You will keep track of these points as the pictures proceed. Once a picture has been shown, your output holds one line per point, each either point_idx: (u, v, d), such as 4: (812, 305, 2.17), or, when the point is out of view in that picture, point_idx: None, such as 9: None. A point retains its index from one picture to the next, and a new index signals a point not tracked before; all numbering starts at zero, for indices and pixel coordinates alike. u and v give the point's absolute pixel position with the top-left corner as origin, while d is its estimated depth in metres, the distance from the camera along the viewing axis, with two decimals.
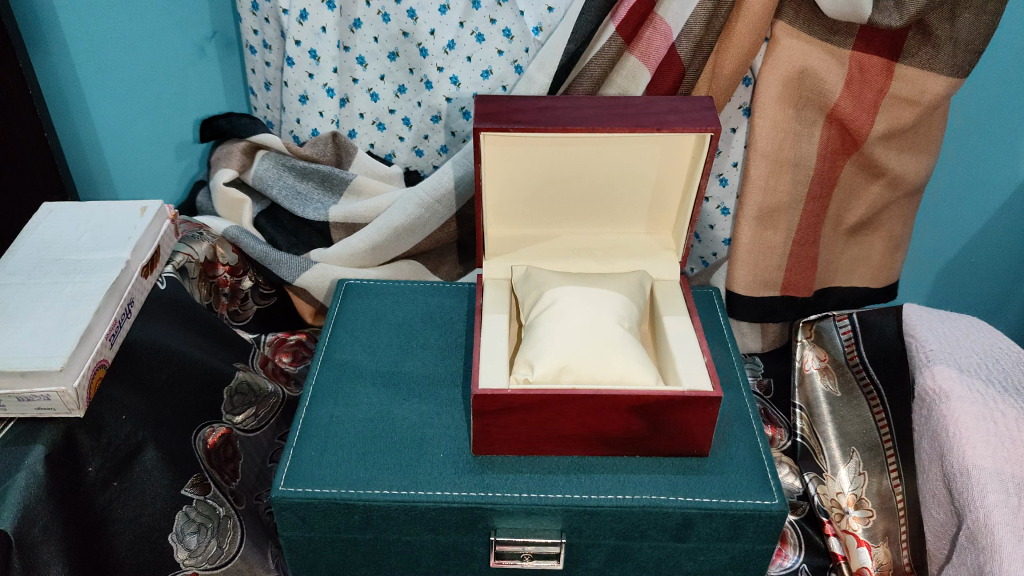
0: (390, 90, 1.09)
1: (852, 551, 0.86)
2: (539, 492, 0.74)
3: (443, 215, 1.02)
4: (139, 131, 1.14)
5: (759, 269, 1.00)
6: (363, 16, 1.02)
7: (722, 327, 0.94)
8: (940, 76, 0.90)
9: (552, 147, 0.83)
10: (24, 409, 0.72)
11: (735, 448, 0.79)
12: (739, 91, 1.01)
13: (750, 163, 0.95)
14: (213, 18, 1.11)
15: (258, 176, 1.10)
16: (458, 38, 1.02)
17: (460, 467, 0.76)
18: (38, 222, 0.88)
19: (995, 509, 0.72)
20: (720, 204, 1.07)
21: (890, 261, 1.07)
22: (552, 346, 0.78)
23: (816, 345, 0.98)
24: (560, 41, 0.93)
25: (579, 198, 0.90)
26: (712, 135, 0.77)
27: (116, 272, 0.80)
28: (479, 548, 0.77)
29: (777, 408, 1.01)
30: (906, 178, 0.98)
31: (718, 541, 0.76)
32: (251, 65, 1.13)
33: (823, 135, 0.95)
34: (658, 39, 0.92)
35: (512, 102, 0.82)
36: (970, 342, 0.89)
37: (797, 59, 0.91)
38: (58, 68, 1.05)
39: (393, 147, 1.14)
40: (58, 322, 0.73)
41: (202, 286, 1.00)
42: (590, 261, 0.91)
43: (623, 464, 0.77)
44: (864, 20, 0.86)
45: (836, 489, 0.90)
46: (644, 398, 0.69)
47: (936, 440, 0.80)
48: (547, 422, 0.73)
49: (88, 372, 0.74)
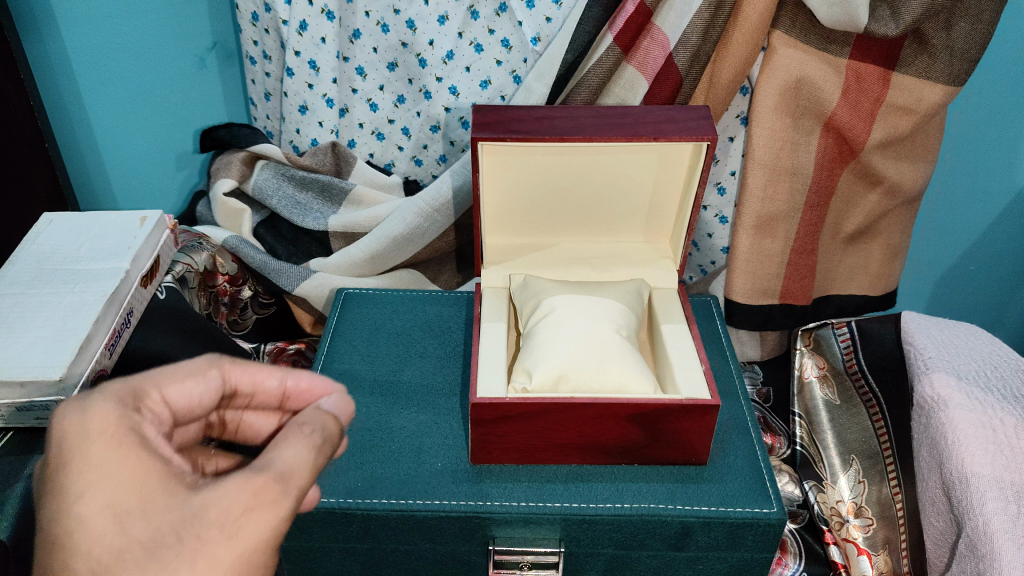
0: (389, 100, 1.10)
1: (852, 559, 0.85)
2: (538, 501, 0.73)
3: (441, 224, 1.03)
4: (140, 140, 1.15)
5: (758, 277, 1.01)
6: (362, 27, 1.03)
7: (722, 336, 0.95)
8: (936, 84, 0.90)
9: (551, 159, 0.84)
10: (24, 418, 0.72)
11: (734, 456, 0.79)
12: (738, 100, 1.02)
13: (748, 172, 0.96)
14: (214, 29, 1.10)
15: (258, 186, 1.10)
16: (457, 48, 1.02)
17: (459, 477, 0.76)
18: (38, 233, 0.88)
19: (995, 516, 0.72)
20: (718, 212, 1.08)
21: (888, 269, 1.07)
22: (552, 354, 0.79)
23: (816, 353, 0.98)
24: (559, 51, 0.93)
25: (578, 208, 0.90)
26: (709, 143, 0.77)
27: (116, 282, 0.80)
28: (479, 558, 0.78)
29: (776, 417, 1.01)
30: (904, 186, 0.99)
31: (718, 550, 0.75)
32: (251, 75, 1.12)
33: (821, 143, 0.96)
34: (656, 49, 0.93)
35: (510, 111, 0.82)
36: (969, 349, 0.89)
37: (795, 68, 0.91)
38: (59, 79, 1.07)
39: (393, 156, 1.15)
40: (57, 332, 0.73)
41: (202, 295, 1.00)
42: (589, 269, 0.91)
43: (621, 472, 0.77)
44: (862, 29, 0.86)
45: (835, 497, 0.90)
46: (641, 407, 0.69)
47: (936, 448, 0.80)
48: (546, 431, 0.72)
49: (88, 380, 0.73)
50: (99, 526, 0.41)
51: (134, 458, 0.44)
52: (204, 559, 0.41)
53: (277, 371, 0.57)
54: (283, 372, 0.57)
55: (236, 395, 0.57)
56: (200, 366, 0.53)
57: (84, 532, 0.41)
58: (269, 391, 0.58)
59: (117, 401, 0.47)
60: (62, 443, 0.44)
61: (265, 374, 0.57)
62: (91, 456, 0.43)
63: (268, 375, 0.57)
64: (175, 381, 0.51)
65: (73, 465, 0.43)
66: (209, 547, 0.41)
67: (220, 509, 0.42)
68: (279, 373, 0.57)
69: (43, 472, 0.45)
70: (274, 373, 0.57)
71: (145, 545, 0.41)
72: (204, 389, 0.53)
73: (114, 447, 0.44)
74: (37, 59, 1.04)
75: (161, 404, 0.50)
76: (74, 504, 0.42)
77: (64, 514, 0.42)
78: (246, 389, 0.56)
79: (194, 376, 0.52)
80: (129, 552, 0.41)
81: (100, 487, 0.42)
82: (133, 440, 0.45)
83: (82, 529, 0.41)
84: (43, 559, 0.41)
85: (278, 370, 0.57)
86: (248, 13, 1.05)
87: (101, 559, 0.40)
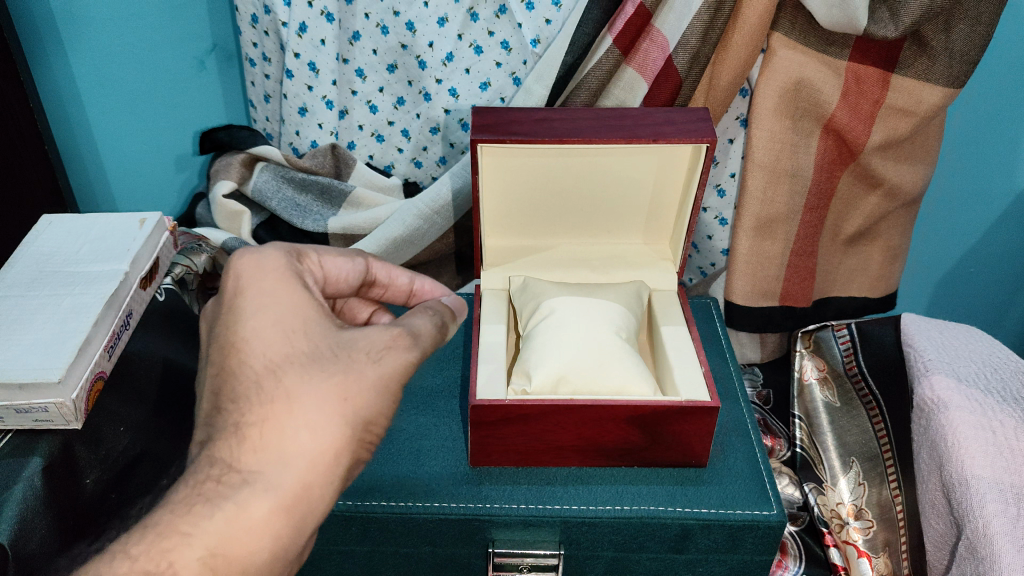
0: (389, 102, 1.10)
1: (853, 561, 0.85)
2: (539, 503, 0.73)
3: (441, 225, 1.03)
4: (140, 141, 1.15)
5: (759, 279, 1.01)
6: (362, 29, 1.03)
7: (722, 338, 0.95)
8: (936, 86, 0.90)
9: (551, 161, 0.83)
10: (23, 420, 0.72)
11: (734, 458, 0.79)
12: (738, 101, 1.02)
13: (748, 174, 0.96)
14: (213, 31, 1.10)
15: (258, 188, 1.09)
16: (457, 50, 1.02)
17: (459, 478, 0.76)
18: (37, 234, 0.87)
19: (995, 519, 0.72)
20: (718, 214, 1.08)
21: (888, 271, 1.07)
22: (552, 356, 0.79)
23: (816, 355, 0.98)
24: (558, 53, 0.93)
25: (577, 210, 0.90)
26: (709, 145, 0.77)
27: (115, 283, 0.80)
28: (478, 560, 0.78)
29: (776, 419, 1.02)
30: (904, 188, 0.98)
31: (718, 552, 0.75)
32: (250, 77, 1.12)
33: (821, 145, 0.96)
34: (655, 51, 0.93)
35: (509, 113, 0.82)
36: (968, 351, 0.89)
37: (795, 70, 0.91)
38: (59, 81, 1.07)
39: (393, 158, 1.15)
40: (57, 334, 0.73)
41: (201, 297, 1.00)
42: (589, 272, 0.91)
43: (621, 474, 0.76)
44: (861, 31, 0.86)
45: (835, 499, 0.89)
46: (641, 408, 0.69)
47: (935, 450, 0.80)
48: (546, 433, 0.72)
49: (88, 381, 0.74)
50: (269, 339, 0.58)
51: (303, 298, 0.61)
52: (354, 373, 0.58)
53: (407, 274, 0.74)
54: (412, 275, 0.74)
55: (374, 284, 0.73)
56: (352, 252, 0.69)
57: (257, 341, 0.58)
58: (400, 287, 0.74)
59: (286, 255, 0.63)
60: (243, 279, 0.60)
61: (398, 274, 0.73)
62: (267, 288, 0.60)
63: (400, 274, 0.73)
64: (332, 256, 0.67)
65: (250, 294, 0.60)
66: (357, 366, 0.59)
67: (368, 343, 0.61)
68: (409, 275, 0.74)
69: (218, 299, 0.61)
70: (405, 274, 0.74)
71: (309, 355, 0.58)
72: (351, 268, 0.68)
73: (283, 286, 0.61)
74: (37, 61, 1.04)
75: (318, 268, 0.66)
76: (249, 320, 0.59)
77: (241, 326, 0.59)
78: (382, 280, 0.73)
79: (346, 256, 0.68)
80: (295, 359, 0.58)
81: (274, 312, 0.59)
82: (298, 284, 0.61)
83: (258, 338, 0.58)
84: (221, 357, 0.58)
85: (407, 272, 0.74)
86: (247, 15, 1.05)
87: (271, 360, 0.58)
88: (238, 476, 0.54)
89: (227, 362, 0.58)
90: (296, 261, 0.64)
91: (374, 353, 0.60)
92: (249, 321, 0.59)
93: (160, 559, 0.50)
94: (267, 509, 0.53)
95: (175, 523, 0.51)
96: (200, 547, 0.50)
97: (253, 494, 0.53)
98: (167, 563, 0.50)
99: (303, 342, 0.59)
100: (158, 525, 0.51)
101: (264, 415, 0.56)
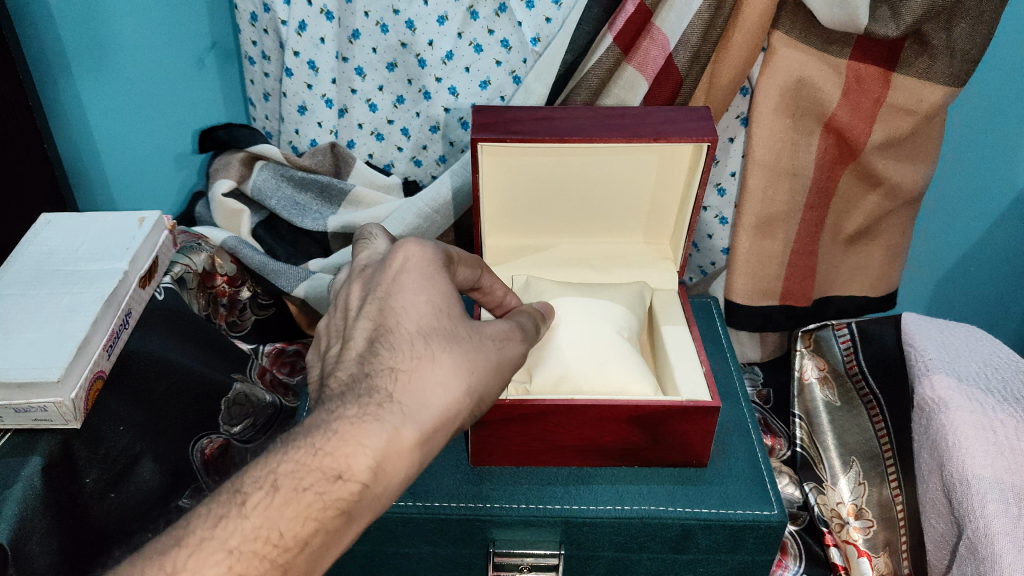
0: (389, 100, 1.09)
1: (852, 561, 0.85)
2: (539, 503, 0.73)
3: (442, 224, 1.03)
4: (140, 141, 1.15)
5: (759, 278, 1.01)
6: (361, 27, 1.02)
7: (722, 338, 0.95)
8: (938, 85, 0.89)
9: (549, 162, 0.83)
10: (21, 420, 0.71)
11: (735, 458, 0.79)
12: (738, 100, 1.01)
13: (749, 173, 0.95)
14: (212, 30, 1.12)
15: (258, 187, 1.09)
16: (457, 48, 1.02)
17: (460, 478, 0.76)
18: (36, 234, 0.87)
19: (996, 520, 0.72)
20: (719, 213, 1.08)
21: (889, 270, 1.07)
22: (553, 355, 0.79)
23: (816, 354, 0.98)
24: (558, 51, 0.93)
25: (578, 209, 0.90)
26: (710, 144, 0.77)
27: (114, 282, 0.79)
28: (479, 560, 0.78)
29: (776, 418, 1.02)
30: (904, 187, 0.98)
31: (718, 553, 0.75)
32: (250, 75, 1.12)
33: (822, 144, 0.95)
34: (656, 49, 0.92)
35: (510, 112, 0.82)
36: (970, 351, 0.88)
37: (795, 69, 0.91)
38: (59, 82, 1.07)
39: (392, 156, 1.15)
40: (55, 333, 0.73)
41: (201, 295, 1.01)
42: (590, 271, 0.91)
43: (621, 473, 0.76)
44: (862, 30, 0.86)
45: (836, 499, 0.89)
46: (641, 408, 0.69)
47: (937, 450, 0.80)
48: (548, 433, 0.72)
49: (88, 381, 0.74)
50: (426, 306, 0.59)
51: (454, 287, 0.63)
52: (480, 355, 0.59)
53: (508, 289, 0.78)
54: (510, 291, 0.78)
55: (476, 291, 0.75)
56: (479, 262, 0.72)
57: (410, 312, 0.59)
58: (495, 298, 0.76)
59: (444, 254, 0.64)
60: (414, 256, 0.62)
61: (503, 291, 0.77)
62: (425, 274, 0.61)
63: (505, 290, 0.77)
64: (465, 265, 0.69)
65: (414, 272, 0.61)
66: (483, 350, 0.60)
67: (494, 335, 0.62)
68: (510, 291, 0.78)
69: (380, 270, 0.62)
70: (509, 291, 0.77)
71: (449, 333, 0.58)
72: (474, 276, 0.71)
73: (439, 274, 0.61)
74: (36, 60, 1.04)
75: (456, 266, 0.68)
76: (410, 294, 0.59)
77: (401, 298, 0.59)
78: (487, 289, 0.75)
79: (473, 264, 0.71)
80: (441, 332, 0.58)
81: (433, 290, 0.60)
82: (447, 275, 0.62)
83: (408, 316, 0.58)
84: (378, 317, 0.59)
85: (509, 289, 0.78)
86: (247, 13, 1.04)
87: (424, 326, 0.58)
88: (395, 407, 0.54)
89: (385, 321, 0.58)
90: (452, 256, 0.67)
91: (500, 342, 0.62)
92: (411, 291, 0.60)
93: (342, 460, 0.51)
94: (415, 438, 0.53)
95: (353, 432, 0.52)
96: (373, 456, 0.52)
97: (409, 425, 0.53)
98: (348, 466, 0.51)
99: (450, 319, 0.59)
100: (339, 431, 0.52)
101: (415, 365, 0.56)
